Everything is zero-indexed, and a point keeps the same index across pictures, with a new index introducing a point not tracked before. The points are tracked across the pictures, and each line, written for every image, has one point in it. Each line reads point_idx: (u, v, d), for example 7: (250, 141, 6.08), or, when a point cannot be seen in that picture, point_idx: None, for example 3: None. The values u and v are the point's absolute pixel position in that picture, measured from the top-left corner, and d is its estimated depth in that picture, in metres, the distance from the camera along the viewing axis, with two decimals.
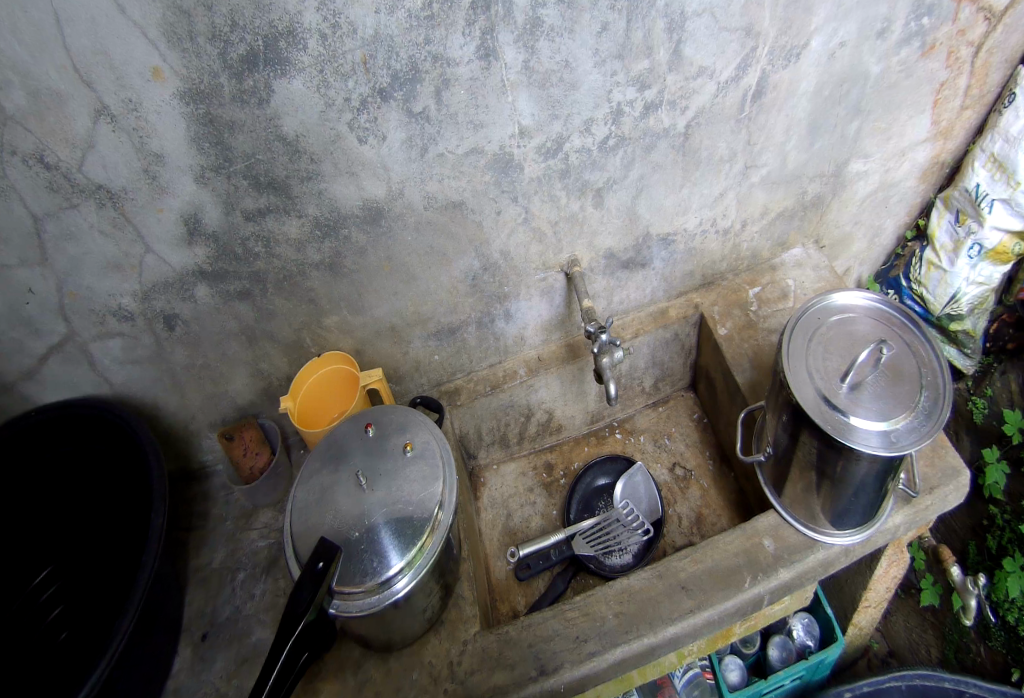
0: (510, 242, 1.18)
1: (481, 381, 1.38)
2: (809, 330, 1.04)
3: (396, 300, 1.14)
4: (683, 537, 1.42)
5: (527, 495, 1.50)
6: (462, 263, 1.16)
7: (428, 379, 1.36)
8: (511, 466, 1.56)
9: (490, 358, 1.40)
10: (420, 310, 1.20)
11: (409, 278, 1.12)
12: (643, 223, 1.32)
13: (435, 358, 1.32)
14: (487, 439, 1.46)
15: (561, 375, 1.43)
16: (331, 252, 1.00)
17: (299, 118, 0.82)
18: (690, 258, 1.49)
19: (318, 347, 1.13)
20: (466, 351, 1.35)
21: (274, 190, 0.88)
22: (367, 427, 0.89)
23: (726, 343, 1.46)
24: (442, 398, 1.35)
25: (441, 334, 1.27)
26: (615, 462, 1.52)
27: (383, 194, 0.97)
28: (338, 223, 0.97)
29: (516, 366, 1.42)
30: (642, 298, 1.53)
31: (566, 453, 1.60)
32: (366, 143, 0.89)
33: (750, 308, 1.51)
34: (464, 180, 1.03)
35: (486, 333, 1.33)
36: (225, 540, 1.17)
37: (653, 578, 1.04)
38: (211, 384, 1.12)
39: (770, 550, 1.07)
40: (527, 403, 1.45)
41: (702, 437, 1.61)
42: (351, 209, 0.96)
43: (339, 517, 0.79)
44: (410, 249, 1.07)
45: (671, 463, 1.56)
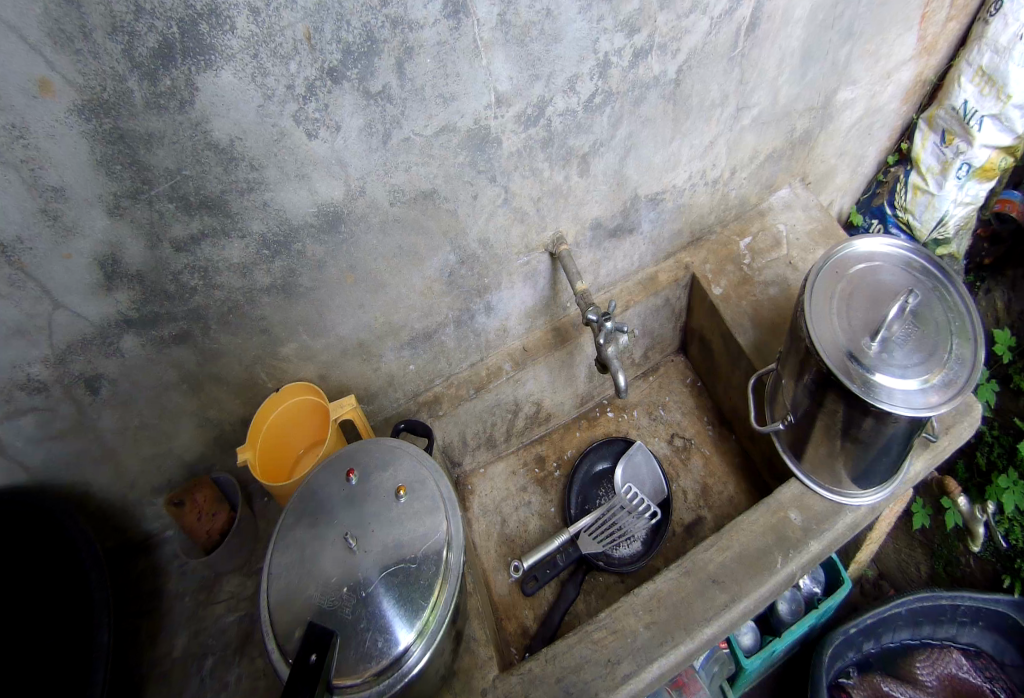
0: (489, 227, 1.08)
1: (463, 384, 1.32)
2: (831, 284, 0.98)
3: (363, 313, 1.03)
4: (691, 512, 1.43)
5: (520, 495, 1.48)
6: (436, 260, 1.06)
7: (404, 393, 1.27)
8: (499, 466, 1.53)
9: (471, 357, 1.33)
10: (391, 320, 1.08)
11: (377, 287, 1.01)
12: (631, 185, 1.22)
13: (411, 369, 1.22)
14: (472, 443, 1.41)
15: (549, 364, 1.40)
16: (286, 271, 0.86)
17: (233, 118, 0.69)
18: (678, 215, 1.39)
19: (273, 384, 0.97)
20: (444, 355, 1.26)
21: (210, 212, 0.75)
22: (349, 475, 0.85)
23: (722, 303, 1.40)
24: (422, 411, 1.28)
25: (415, 341, 1.16)
26: (613, 445, 1.51)
27: (340, 196, 0.85)
28: (292, 234, 0.83)
29: (501, 361, 1.36)
30: (630, 267, 1.44)
31: (556, 442, 1.57)
32: (317, 137, 0.77)
33: (744, 262, 1.45)
34: (434, 166, 0.91)
35: (465, 331, 1.25)
36: (188, 619, 1.05)
37: (681, 576, 1.02)
38: (152, 446, 0.99)
39: (797, 523, 1.06)
40: (514, 399, 1.40)
41: (698, 401, 1.61)
42: (305, 217, 0.83)
43: (323, 581, 0.76)
44: (374, 253, 0.96)
45: (670, 434, 1.56)
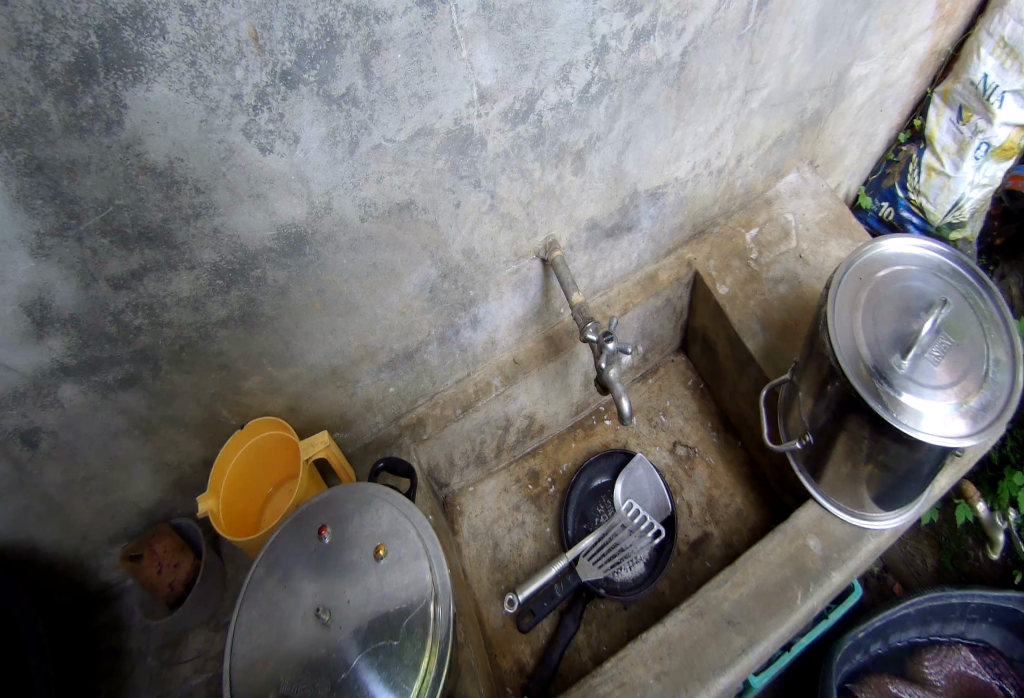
0: (473, 237, 1.00)
1: (448, 403, 1.26)
2: (857, 291, 0.89)
3: (336, 340, 0.95)
4: (697, 529, 1.37)
5: (513, 514, 1.42)
6: (414, 276, 0.98)
7: (384, 416, 1.20)
8: (489, 484, 1.47)
9: (457, 373, 1.26)
10: (367, 344, 1.02)
11: (350, 309, 0.93)
12: (630, 180, 1.14)
13: (391, 392, 1.15)
14: (461, 462, 1.35)
15: (542, 375, 1.33)
16: (243, 301, 0.79)
17: (171, 137, 0.61)
18: (680, 208, 1.31)
19: (237, 419, 0.91)
20: (428, 373, 1.20)
21: (152, 243, 0.66)
22: (322, 534, 0.80)
23: (729, 304, 1.31)
24: (403, 435, 1.22)
25: (395, 362, 1.10)
26: (611, 459, 1.46)
27: (302, 215, 0.77)
28: (254, 256, 0.76)
29: (490, 376, 1.30)
30: (628, 266, 1.36)
31: (551, 455, 1.51)
32: (272, 152, 0.68)
33: (751, 257, 1.36)
34: (411, 174, 0.83)
35: (449, 348, 1.18)
36: (152, 684, 0.93)
37: (693, 619, 0.94)
38: (104, 496, 0.88)
39: (817, 552, 0.98)
40: (505, 414, 1.33)
41: (702, 406, 1.55)
42: (264, 240, 0.75)
43: (291, 654, 0.71)
44: (345, 274, 0.88)
45: (672, 443, 1.49)
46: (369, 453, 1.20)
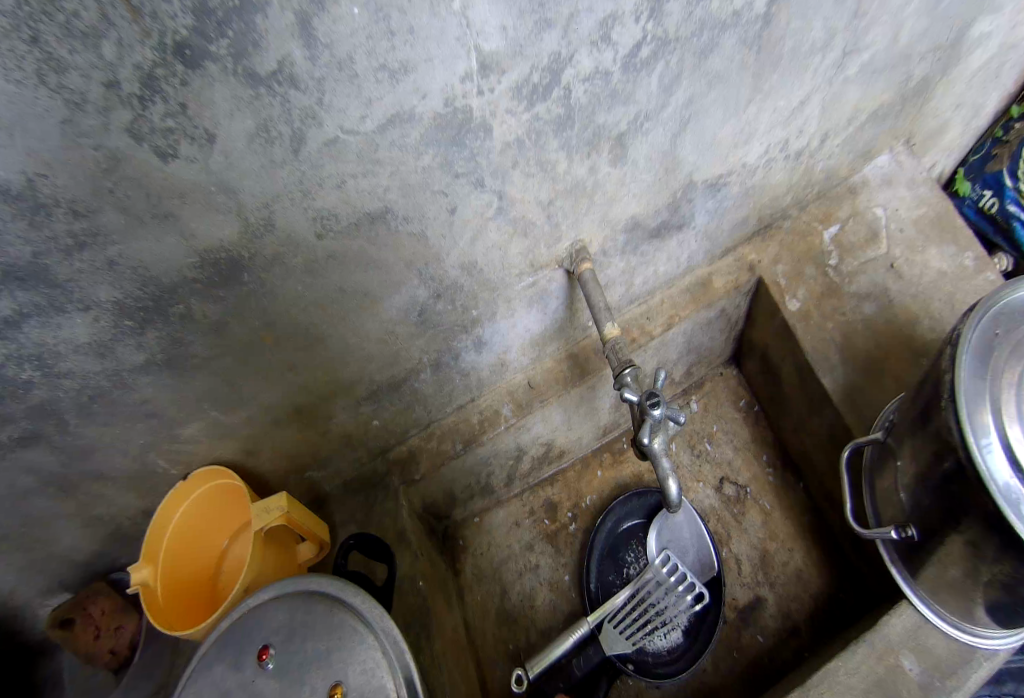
0: (475, 249, 0.76)
1: (449, 436, 0.97)
2: (1002, 356, 0.62)
3: (295, 377, 0.77)
4: (747, 593, 0.99)
5: (526, 558, 1.08)
6: (398, 300, 0.76)
7: (367, 450, 0.95)
8: (494, 519, 1.13)
9: (456, 400, 0.98)
10: (338, 378, 0.81)
11: (310, 342, 0.74)
12: (686, 169, 0.84)
13: (374, 425, 0.92)
14: (458, 499, 1.04)
15: (563, 403, 1.01)
16: (166, 340, 0.64)
17: (20, 145, 0.44)
18: (746, 201, 0.98)
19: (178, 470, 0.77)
20: (421, 404, 0.94)
21: (26, 284, 0.52)
22: (264, 657, 0.57)
23: (801, 322, 0.96)
24: (392, 472, 0.95)
25: (377, 394, 0.87)
26: (645, 498, 1.05)
27: (234, 236, 0.58)
28: (172, 288, 0.59)
29: (499, 402, 1.00)
30: (674, 271, 1.03)
31: (570, 484, 1.15)
32: (174, 159, 0.50)
33: (830, 263, 1.00)
34: (387, 174, 0.60)
35: (446, 375, 0.92)
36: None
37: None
38: (28, 555, 0.78)
39: (915, 677, 0.69)
40: (516, 447, 1.02)
41: (756, 433, 1.13)
42: (184, 270, 0.58)
43: None
44: (300, 302, 0.69)
45: (718, 480, 1.10)
46: (351, 492, 0.95)
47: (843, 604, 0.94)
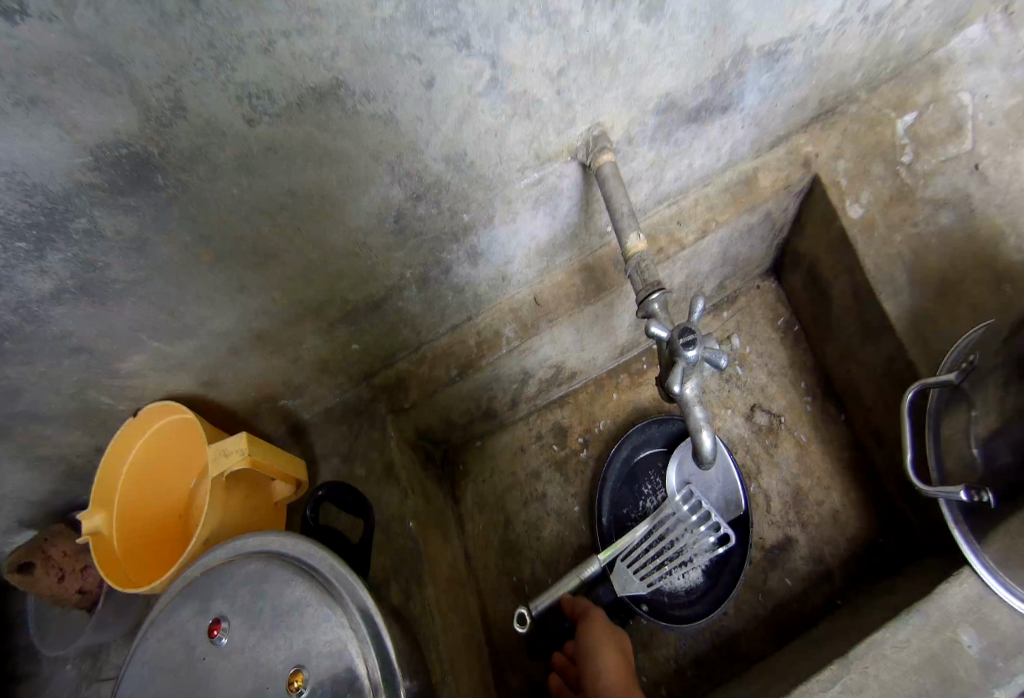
0: (465, 136, 0.56)
1: (446, 359, 0.78)
2: None
3: (250, 301, 0.60)
4: (775, 532, 0.88)
5: (530, 485, 0.96)
6: (368, 201, 0.57)
7: (350, 375, 0.77)
8: (499, 441, 0.99)
9: (451, 317, 0.77)
10: (301, 297, 0.63)
11: (264, 258, 0.57)
12: (740, 28, 0.63)
13: (355, 350, 0.73)
14: (459, 422, 0.89)
15: (578, 324, 0.81)
16: (75, 262, 0.48)
17: None
18: (812, 76, 0.77)
19: (129, 406, 0.66)
20: (410, 322, 0.74)
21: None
22: (217, 632, 0.51)
23: (863, 234, 0.81)
24: (377, 398, 0.78)
25: (354, 315, 0.68)
26: (666, 425, 0.92)
27: (139, 126, 0.41)
28: (64, 194, 0.43)
29: (500, 322, 0.79)
30: (714, 163, 0.82)
31: (584, 408, 1.00)
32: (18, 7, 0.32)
33: (902, 161, 0.82)
34: (336, 34, 0.41)
35: (438, 290, 0.72)
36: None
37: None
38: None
39: (974, 656, 0.57)
40: (521, 371, 0.85)
41: (795, 356, 0.99)
42: (75, 172, 0.42)
43: None
44: (240, 209, 0.51)
45: (749, 408, 0.97)
46: (332, 423, 0.79)
47: (881, 551, 0.84)
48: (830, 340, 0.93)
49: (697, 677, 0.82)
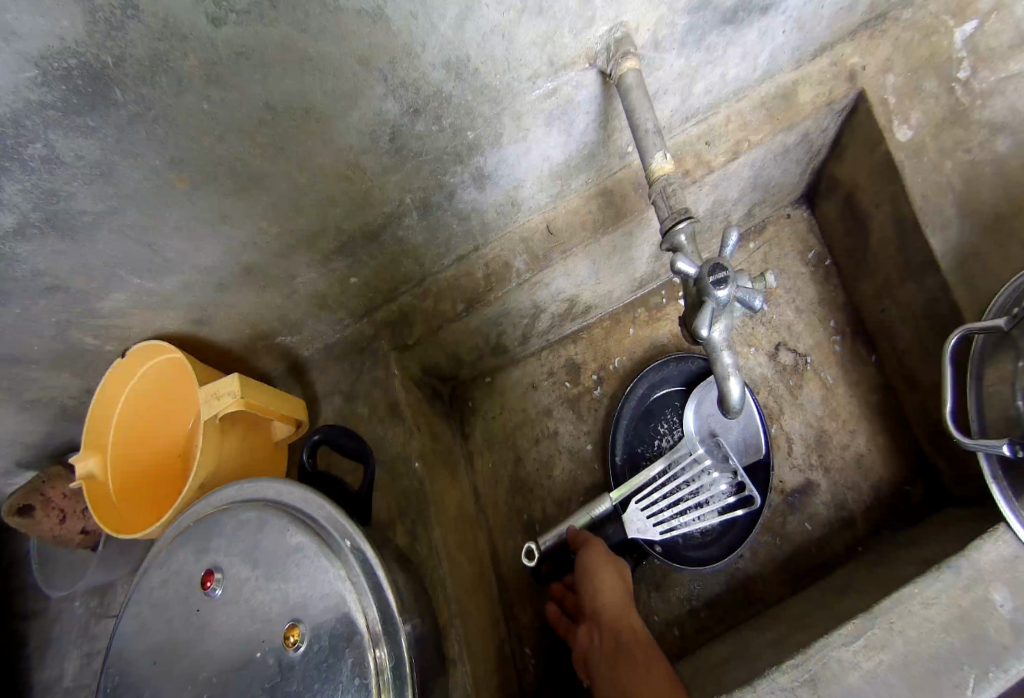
0: (468, 37, 0.48)
1: (450, 292, 0.72)
2: None
3: (234, 232, 0.54)
4: (796, 474, 0.86)
5: (543, 422, 0.93)
6: (360, 117, 0.49)
7: (351, 310, 0.72)
8: (511, 374, 0.96)
9: (458, 248, 0.71)
10: (294, 228, 0.57)
11: (247, 185, 0.50)
12: None
13: (354, 285, 0.67)
14: (468, 357, 0.85)
15: (593, 254, 0.74)
16: (36, 193, 0.43)
17: None
18: None
19: (117, 346, 0.62)
20: (411, 254, 0.67)
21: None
22: (213, 580, 0.49)
23: (911, 159, 0.73)
24: (379, 334, 0.73)
25: (351, 246, 0.62)
26: (685, 363, 0.87)
27: (81, 29, 0.35)
28: (12, 116, 0.38)
29: (509, 252, 0.72)
30: (749, 73, 0.73)
31: (599, 342, 0.95)
32: None
33: (958, 77, 0.71)
34: None
35: (441, 218, 0.65)
36: (79, 636, 0.71)
37: (801, 690, 0.54)
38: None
39: (1004, 615, 0.56)
40: (531, 305, 0.79)
41: (825, 292, 0.93)
42: (21, 89, 0.37)
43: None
44: (213, 128, 0.44)
45: (773, 346, 0.92)
46: (334, 358, 0.74)
47: (907, 499, 0.81)
48: (866, 277, 0.86)
49: (710, 618, 0.81)
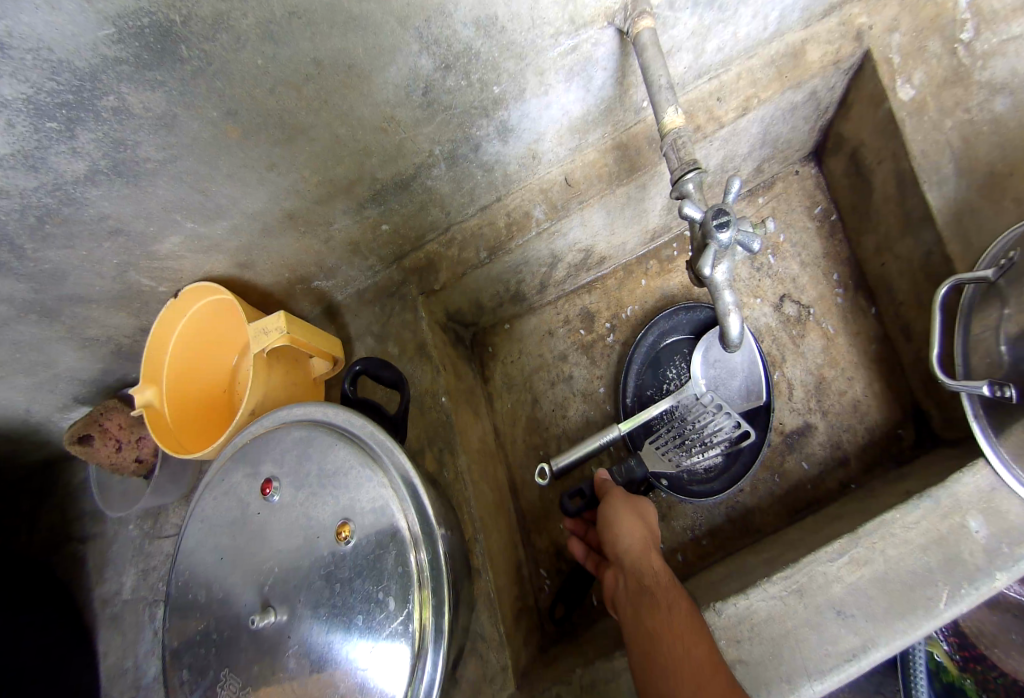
0: None
1: (473, 239, 0.77)
2: None
3: (280, 179, 0.58)
4: (792, 418, 0.92)
5: (558, 367, 0.99)
6: (397, 68, 0.53)
7: (383, 257, 0.77)
8: (530, 323, 1.01)
9: (483, 196, 0.75)
10: (335, 176, 0.61)
11: (294, 134, 0.54)
12: None
13: (384, 232, 0.72)
14: (491, 303, 0.90)
15: (609, 204, 0.79)
16: (106, 142, 0.47)
17: None
18: None
19: (170, 286, 0.67)
20: (441, 202, 0.72)
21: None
22: (268, 489, 0.55)
23: (912, 117, 0.76)
24: (409, 280, 0.78)
25: (384, 194, 0.67)
26: (693, 313, 0.92)
27: None
28: (90, 70, 0.42)
29: (530, 201, 0.77)
30: (760, 32, 0.75)
31: (611, 293, 1.00)
32: None
33: (960, 39, 0.74)
34: None
35: (468, 169, 0.70)
36: (134, 555, 0.79)
37: (789, 599, 0.61)
38: (37, 381, 0.70)
39: (980, 541, 0.60)
40: (549, 254, 0.84)
41: (828, 247, 0.97)
42: (100, 46, 0.40)
43: (225, 602, 0.54)
44: (268, 80, 0.48)
45: (778, 297, 0.97)
46: (367, 302, 0.80)
47: (899, 442, 0.87)
48: (869, 232, 0.90)
49: (712, 546, 0.88)
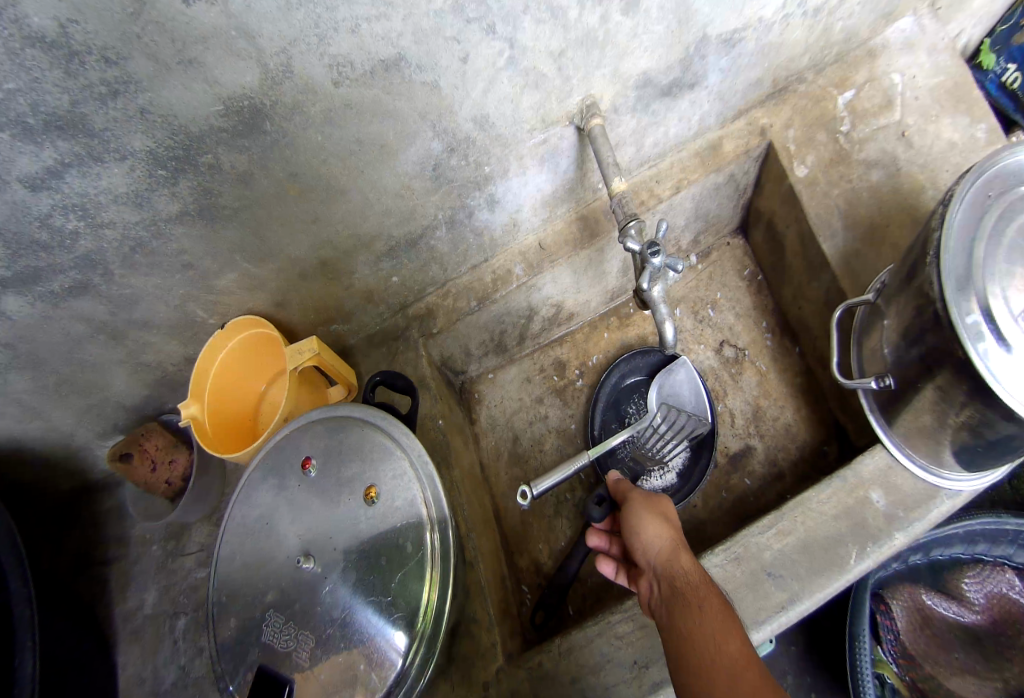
0: (488, 100, 0.71)
1: (461, 293, 0.94)
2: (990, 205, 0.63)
3: (319, 230, 0.75)
4: (737, 441, 1.05)
5: (535, 408, 1.12)
6: (414, 150, 0.71)
7: (389, 306, 0.93)
8: (510, 373, 1.15)
9: (472, 258, 0.93)
10: (358, 233, 0.78)
11: (334, 194, 0.71)
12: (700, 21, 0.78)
13: (394, 283, 0.88)
14: (478, 350, 1.04)
15: (574, 265, 0.97)
16: (198, 191, 0.62)
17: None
18: (760, 61, 0.92)
19: (216, 319, 0.80)
20: (438, 261, 0.90)
21: (66, 133, 0.52)
22: (308, 465, 0.66)
23: (806, 189, 0.97)
24: (410, 326, 0.93)
25: (396, 250, 0.83)
26: (648, 356, 1.08)
27: (256, 81, 0.55)
28: (199, 136, 0.57)
29: (510, 262, 0.95)
30: (686, 131, 0.99)
31: (580, 344, 1.16)
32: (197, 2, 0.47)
33: (840, 130, 0.98)
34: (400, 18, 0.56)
35: (462, 234, 0.88)
36: (156, 572, 0.85)
37: (729, 566, 0.72)
38: (86, 399, 0.80)
39: (881, 508, 0.73)
40: (527, 306, 1.00)
41: (756, 303, 1.16)
42: (211, 119, 0.56)
43: (259, 572, 0.63)
44: (322, 153, 0.66)
45: (718, 343, 1.14)
46: (374, 344, 0.94)
47: (825, 455, 1.00)
48: (786, 282, 1.10)
49: None
